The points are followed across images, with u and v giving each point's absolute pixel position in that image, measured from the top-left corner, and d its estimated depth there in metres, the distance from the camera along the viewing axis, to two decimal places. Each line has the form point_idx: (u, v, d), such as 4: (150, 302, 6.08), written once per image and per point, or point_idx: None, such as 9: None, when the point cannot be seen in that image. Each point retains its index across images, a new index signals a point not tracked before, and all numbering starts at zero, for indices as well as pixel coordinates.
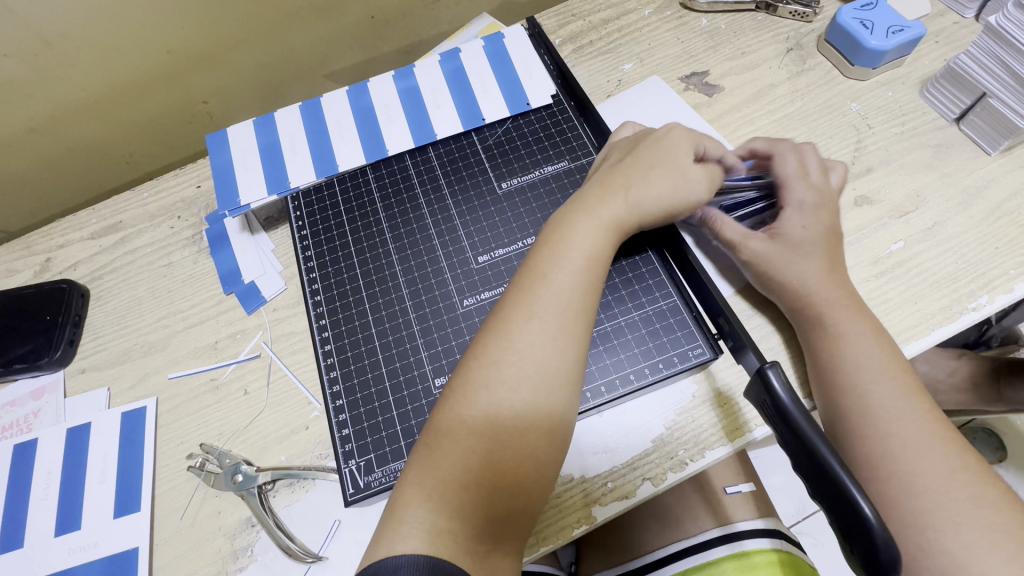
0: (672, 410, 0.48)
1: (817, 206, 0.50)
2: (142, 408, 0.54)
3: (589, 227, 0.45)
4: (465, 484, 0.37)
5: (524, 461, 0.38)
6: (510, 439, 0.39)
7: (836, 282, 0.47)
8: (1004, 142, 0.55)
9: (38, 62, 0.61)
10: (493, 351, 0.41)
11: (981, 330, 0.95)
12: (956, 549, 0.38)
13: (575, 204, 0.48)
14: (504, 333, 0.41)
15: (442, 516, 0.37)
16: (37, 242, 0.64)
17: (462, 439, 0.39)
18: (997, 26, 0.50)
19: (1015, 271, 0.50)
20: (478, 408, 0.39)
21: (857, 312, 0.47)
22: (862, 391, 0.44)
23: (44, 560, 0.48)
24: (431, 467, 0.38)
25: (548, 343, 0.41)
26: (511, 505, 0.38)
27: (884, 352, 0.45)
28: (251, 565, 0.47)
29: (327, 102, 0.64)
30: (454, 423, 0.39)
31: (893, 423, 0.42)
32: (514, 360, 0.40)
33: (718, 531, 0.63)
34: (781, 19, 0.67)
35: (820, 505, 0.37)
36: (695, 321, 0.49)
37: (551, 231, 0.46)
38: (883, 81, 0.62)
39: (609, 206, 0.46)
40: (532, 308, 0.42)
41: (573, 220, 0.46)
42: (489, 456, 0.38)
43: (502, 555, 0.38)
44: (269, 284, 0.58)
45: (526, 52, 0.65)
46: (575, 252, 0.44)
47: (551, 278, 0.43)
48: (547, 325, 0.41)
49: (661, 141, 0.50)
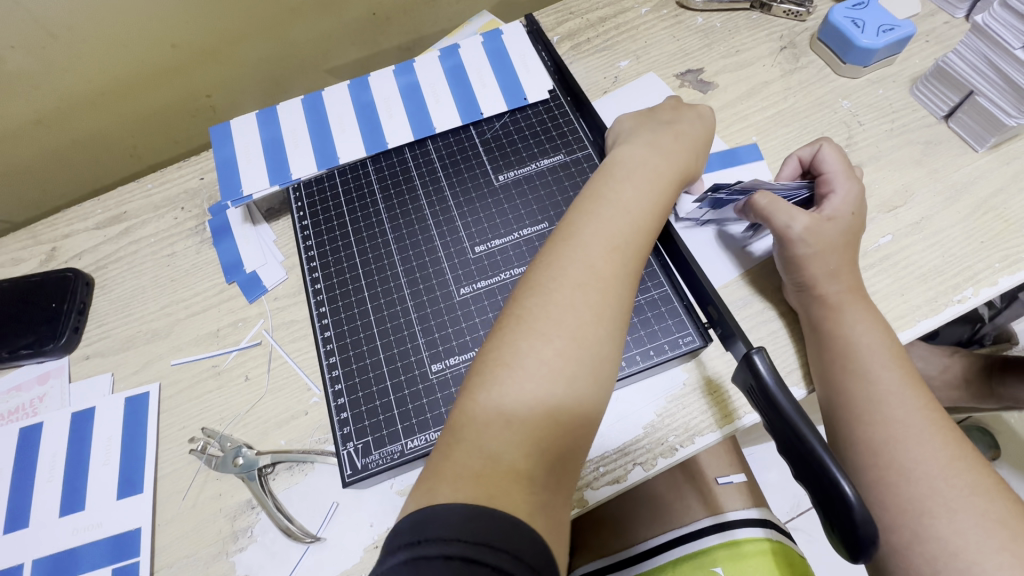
0: (663, 398, 0.49)
1: (859, 200, 0.51)
2: (145, 393, 0.55)
3: (668, 171, 0.50)
4: (550, 410, 0.37)
5: (601, 387, 0.39)
6: (592, 366, 0.39)
7: (848, 275, 0.49)
8: (991, 139, 0.56)
9: (44, 54, 0.63)
10: (580, 277, 0.41)
11: (975, 328, 0.94)
12: (942, 532, 0.39)
13: (653, 145, 0.52)
14: (587, 261, 0.42)
15: (521, 451, 0.35)
16: (43, 232, 0.66)
17: (547, 362, 0.38)
18: (984, 25, 0.51)
19: (1000, 264, 0.51)
20: (564, 331, 0.39)
21: (863, 302, 0.48)
22: (871, 378, 0.45)
23: (49, 539, 0.49)
24: (506, 394, 0.37)
25: (626, 278, 0.43)
26: (582, 435, 0.38)
27: (887, 340, 0.46)
28: (250, 546, 0.48)
29: (328, 96, 0.65)
30: (540, 342, 0.39)
31: (898, 410, 0.43)
32: (599, 286, 0.41)
33: (710, 521, 0.64)
34: (775, 19, 0.69)
35: (804, 486, 0.38)
36: (686, 310, 0.51)
37: (635, 166, 0.49)
38: (874, 80, 0.63)
39: (686, 153, 0.52)
40: (619, 241, 0.44)
41: (654, 161, 0.50)
42: (573, 378, 0.38)
43: (561, 499, 0.36)
44: (270, 274, 0.60)
45: (524, 49, 0.66)
46: (656, 193, 0.48)
47: (634, 213, 0.46)
48: (627, 259, 0.43)
49: (706, 112, 0.57)
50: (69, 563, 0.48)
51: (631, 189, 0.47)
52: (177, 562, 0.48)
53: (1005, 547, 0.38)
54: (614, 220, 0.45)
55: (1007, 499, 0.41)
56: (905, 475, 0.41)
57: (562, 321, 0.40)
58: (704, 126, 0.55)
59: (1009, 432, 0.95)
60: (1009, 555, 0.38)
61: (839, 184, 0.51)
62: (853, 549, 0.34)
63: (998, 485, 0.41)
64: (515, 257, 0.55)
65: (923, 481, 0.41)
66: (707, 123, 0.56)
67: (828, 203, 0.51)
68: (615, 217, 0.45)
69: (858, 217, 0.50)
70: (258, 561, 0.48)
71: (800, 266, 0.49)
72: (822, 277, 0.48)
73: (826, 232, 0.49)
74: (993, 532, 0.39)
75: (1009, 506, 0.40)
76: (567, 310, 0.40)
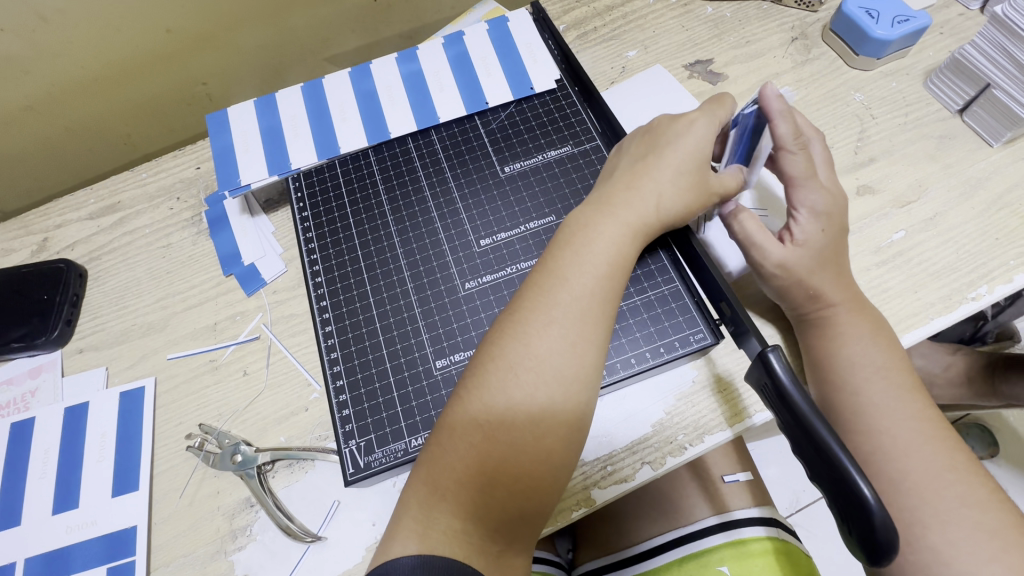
0: (672, 395, 0.48)
1: (829, 211, 0.47)
2: (141, 387, 0.53)
3: (612, 230, 0.44)
4: (481, 486, 0.37)
5: (539, 463, 0.38)
6: (526, 445, 0.38)
7: (843, 287, 0.47)
8: (1006, 133, 0.55)
9: (34, 38, 0.61)
10: (513, 355, 0.40)
11: (977, 325, 0.92)
12: (940, 546, 0.39)
13: (598, 203, 0.47)
14: (522, 336, 0.41)
15: (456, 519, 0.37)
16: (35, 221, 0.64)
17: (477, 443, 0.38)
18: (1003, 16, 0.50)
19: (1015, 261, 0.51)
20: (494, 414, 0.39)
21: (859, 312, 0.46)
22: (855, 389, 0.44)
23: (43, 537, 0.48)
24: (441, 470, 0.38)
25: (568, 348, 0.40)
26: (526, 507, 0.38)
27: (882, 351, 0.45)
28: (250, 545, 0.47)
29: (329, 82, 0.63)
30: (470, 424, 0.39)
31: (884, 420, 0.43)
32: (532, 364, 0.39)
33: (716, 518, 0.64)
34: (786, 9, 0.67)
35: (820, 488, 0.37)
36: (697, 306, 0.49)
37: (572, 231, 0.45)
38: (887, 72, 0.62)
39: (635, 209, 0.45)
40: (552, 313, 0.41)
41: (595, 221, 0.45)
42: (505, 455, 0.38)
43: (516, 552, 0.38)
44: (269, 267, 0.58)
45: (530, 36, 0.64)
46: (598, 257, 0.43)
47: (573, 280, 0.42)
48: (566, 331, 0.40)
49: (684, 138, 0.47)
50: (63, 562, 0.47)
51: (573, 258, 0.43)
52: (174, 561, 0.47)
53: (998, 557, 0.38)
54: (548, 294, 0.42)
55: (1003, 509, 0.41)
56: (902, 485, 0.41)
57: (492, 405, 0.39)
58: (680, 161, 0.46)
59: (1008, 430, 0.95)
60: (1000, 566, 0.38)
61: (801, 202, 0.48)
62: (872, 555, 0.33)
63: (996, 494, 0.41)
64: (521, 251, 0.53)
65: (919, 493, 0.41)
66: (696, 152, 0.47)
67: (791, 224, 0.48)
68: (553, 293, 0.42)
69: (830, 231, 0.47)
70: (257, 560, 0.46)
71: (780, 294, 0.48)
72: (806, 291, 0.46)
73: (783, 257, 0.47)
74: (984, 543, 0.39)
75: (1006, 517, 0.40)
76: (494, 391, 0.39)
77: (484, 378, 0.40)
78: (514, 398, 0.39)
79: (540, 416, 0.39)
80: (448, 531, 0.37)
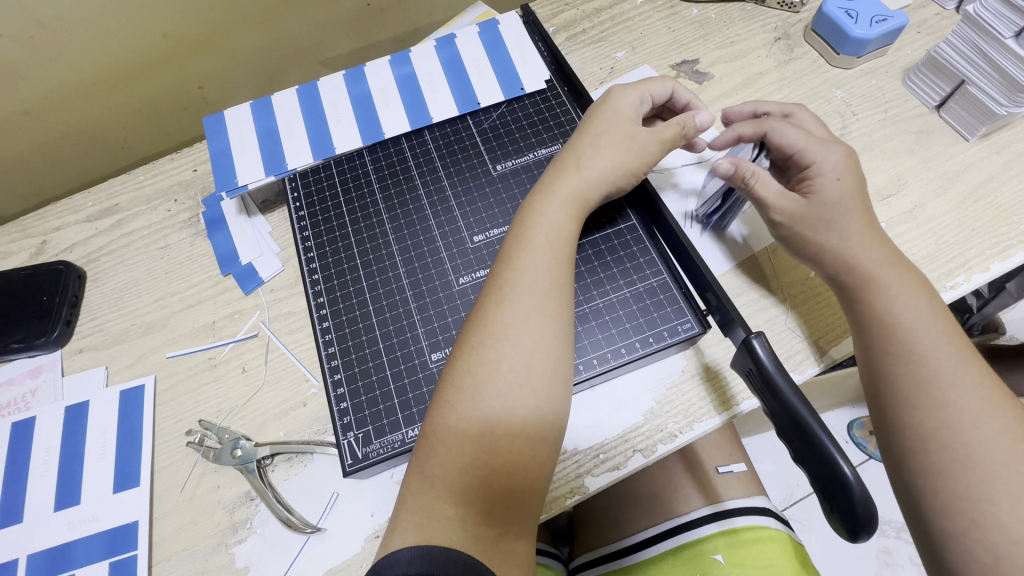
0: (662, 385, 0.50)
1: (846, 164, 0.48)
2: (141, 385, 0.54)
3: (552, 208, 0.47)
4: (468, 470, 0.38)
5: (516, 438, 0.39)
6: (501, 423, 0.39)
7: (877, 243, 0.46)
8: (981, 128, 0.57)
9: (34, 45, 0.62)
10: (475, 339, 0.42)
11: (963, 318, 0.94)
12: None
13: (539, 186, 0.50)
14: (480, 319, 0.43)
15: (447, 504, 0.38)
16: (32, 225, 0.64)
17: (455, 426, 0.40)
18: (975, 15, 0.51)
19: (992, 251, 0.52)
20: (467, 396, 0.40)
21: (902, 270, 0.45)
22: (918, 357, 0.41)
23: (45, 534, 0.48)
24: (431, 460, 0.39)
25: (523, 321, 0.42)
26: (512, 484, 0.38)
27: (937, 315, 0.43)
28: (250, 538, 0.48)
29: (325, 85, 0.65)
30: (448, 410, 0.40)
31: (951, 391, 0.40)
32: (493, 342, 0.42)
33: (708, 509, 0.65)
34: (769, 10, 0.69)
35: (803, 468, 0.38)
36: (684, 297, 0.51)
37: (519, 218, 0.48)
38: (867, 70, 0.64)
39: (566, 182, 0.48)
40: (505, 292, 0.43)
41: (538, 204, 0.48)
42: (484, 433, 0.39)
43: (516, 535, 0.39)
44: (267, 266, 0.59)
45: (520, 40, 0.66)
46: (539, 233, 0.46)
47: (519, 261, 0.45)
48: (519, 305, 0.42)
49: (603, 108, 0.52)
50: (65, 559, 0.47)
51: (518, 243, 0.46)
52: (175, 555, 0.47)
53: None
54: (497, 278, 0.45)
55: None
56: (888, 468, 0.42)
57: (461, 385, 0.41)
58: (602, 128, 0.51)
59: None
60: None
61: (819, 153, 0.48)
62: (853, 530, 0.35)
63: None
64: None
65: None
66: (618, 120, 0.51)
67: (808, 178, 0.48)
68: (501, 276, 0.44)
69: (849, 179, 0.47)
70: (258, 552, 0.47)
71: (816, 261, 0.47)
72: (844, 253, 0.46)
73: (806, 213, 0.47)
74: None
75: None
76: (461, 373, 0.41)
77: (457, 366, 0.42)
78: (479, 376, 0.41)
79: (507, 390, 0.40)
80: (443, 518, 0.38)
